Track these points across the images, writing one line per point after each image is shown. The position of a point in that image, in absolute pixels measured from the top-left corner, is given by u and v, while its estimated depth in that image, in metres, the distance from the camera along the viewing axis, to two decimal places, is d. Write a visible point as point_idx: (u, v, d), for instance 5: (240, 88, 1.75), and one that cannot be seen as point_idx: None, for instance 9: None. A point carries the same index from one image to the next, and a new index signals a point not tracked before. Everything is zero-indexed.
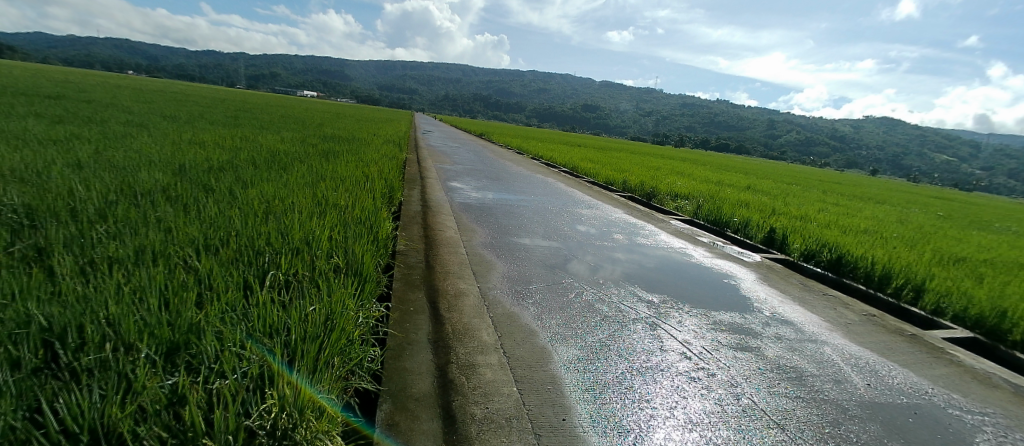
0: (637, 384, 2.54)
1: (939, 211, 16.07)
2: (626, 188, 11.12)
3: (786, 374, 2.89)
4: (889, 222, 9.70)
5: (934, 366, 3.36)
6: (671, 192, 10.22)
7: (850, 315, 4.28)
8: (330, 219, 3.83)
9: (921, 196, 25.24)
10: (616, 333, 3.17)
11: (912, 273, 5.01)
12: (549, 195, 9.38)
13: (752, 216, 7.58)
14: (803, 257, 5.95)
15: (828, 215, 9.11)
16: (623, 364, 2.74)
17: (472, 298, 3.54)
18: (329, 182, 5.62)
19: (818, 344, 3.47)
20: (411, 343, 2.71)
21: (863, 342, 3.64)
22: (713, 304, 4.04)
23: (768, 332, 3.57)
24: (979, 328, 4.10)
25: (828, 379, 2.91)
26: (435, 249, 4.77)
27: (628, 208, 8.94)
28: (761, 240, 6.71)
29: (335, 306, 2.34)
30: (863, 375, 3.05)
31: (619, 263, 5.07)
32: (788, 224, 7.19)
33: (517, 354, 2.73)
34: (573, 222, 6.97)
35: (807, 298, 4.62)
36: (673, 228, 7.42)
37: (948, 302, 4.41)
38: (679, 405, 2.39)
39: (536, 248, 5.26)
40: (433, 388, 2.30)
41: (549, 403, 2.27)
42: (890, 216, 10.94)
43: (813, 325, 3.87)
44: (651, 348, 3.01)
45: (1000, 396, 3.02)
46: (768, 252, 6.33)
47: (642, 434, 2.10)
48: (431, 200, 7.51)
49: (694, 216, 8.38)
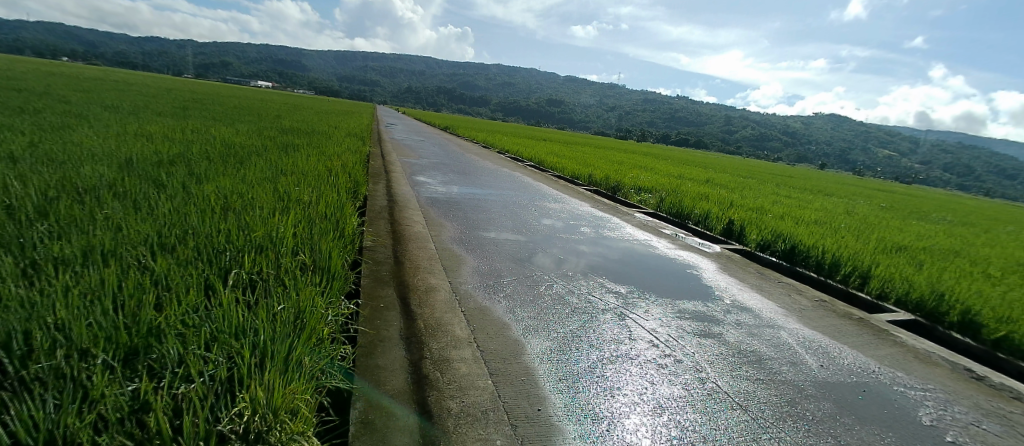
0: (609, 372, 2.60)
1: (884, 203, 17.16)
2: (591, 182, 11.26)
3: (746, 358, 3.03)
4: (838, 213, 10.27)
5: (880, 347, 3.60)
6: (634, 185, 10.46)
7: (803, 301, 4.52)
8: (293, 215, 3.71)
9: (862, 188, 26.94)
10: (586, 323, 3.24)
11: (859, 260, 5.35)
12: (516, 189, 9.38)
13: (712, 209, 7.84)
14: (759, 247, 6.23)
15: (782, 208, 9.55)
16: (594, 353, 2.80)
17: (443, 293, 3.51)
18: (290, 177, 5.44)
19: (774, 329, 3.65)
20: (383, 340, 2.67)
21: (816, 326, 3.86)
22: (678, 293, 4.19)
23: (728, 318, 3.73)
24: (920, 311, 4.45)
25: (785, 361, 3.07)
26: (403, 243, 4.72)
27: (594, 201, 9.09)
28: (720, 231, 6.97)
29: (304, 304, 2.28)
30: (816, 356, 3.24)
31: (585, 256, 5.15)
32: (745, 216, 7.51)
33: (491, 348, 2.73)
34: (541, 216, 7.00)
35: (764, 286, 4.84)
36: (638, 221, 7.58)
37: (892, 287, 4.76)
38: (648, 390, 2.47)
39: (504, 242, 5.25)
40: (406, 384, 2.27)
41: (524, 394, 2.29)
42: (838, 208, 11.62)
43: (769, 311, 4.07)
44: (619, 337, 3.09)
45: (939, 373, 3.29)
46: (727, 243, 6.58)
47: (614, 421, 2.16)
48: (397, 195, 7.38)
49: (657, 208, 8.59)
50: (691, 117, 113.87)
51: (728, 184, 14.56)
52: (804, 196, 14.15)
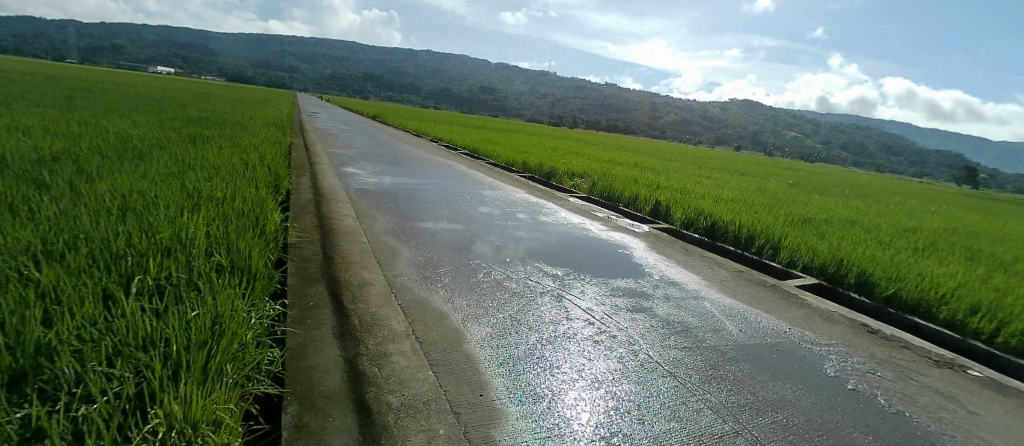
0: (548, 352, 2.65)
1: (790, 180, 18.84)
2: (525, 168, 11.35)
3: (675, 328, 3.21)
4: (751, 191, 11.15)
5: (790, 309, 3.97)
6: (567, 170, 10.69)
7: (723, 273, 4.86)
8: (206, 213, 3.41)
9: (771, 168, 29.36)
10: (525, 307, 3.28)
11: (770, 233, 5.85)
12: (451, 178, 9.26)
13: (640, 191, 8.20)
14: (684, 225, 6.61)
15: (703, 188, 10.20)
16: (533, 335, 2.84)
17: (377, 287, 3.39)
18: (200, 172, 4.99)
19: (699, 300, 3.90)
20: (315, 340, 2.54)
21: (735, 295, 4.18)
22: (611, 273, 4.35)
23: (658, 293, 3.93)
24: (822, 275, 4.96)
25: (710, 329, 3.30)
26: (332, 238, 4.51)
27: (528, 187, 9.18)
28: (649, 212, 7.32)
29: (222, 308, 2.11)
30: (736, 322, 3.51)
31: (522, 241, 5.20)
32: (670, 196, 7.93)
33: (430, 338, 2.69)
34: (477, 204, 6.97)
35: (688, 260, 5.15)
36: (572, 205, 7.76)
37: (798, 255, 5.25)
38: (586, 366, 2.55)
39: (439, 231, 5.17)
40: (342, 383, 2.18)
41: (465, 381, 2.28)
42: (751, 186, 12.60)
43: (694, 283, 4.34)
44: (557, 317, 3.16)
45: (839, 329, 3.69)
46: (655, 222, 6.92)
47: (554, 398, 2.22)
48: (325, 187, 7.03)
49: (589, 192, 8.84)
50: (618, 103, 118.01)
51: (654, 168, 15.30)
52: (721, 177, 15.20)
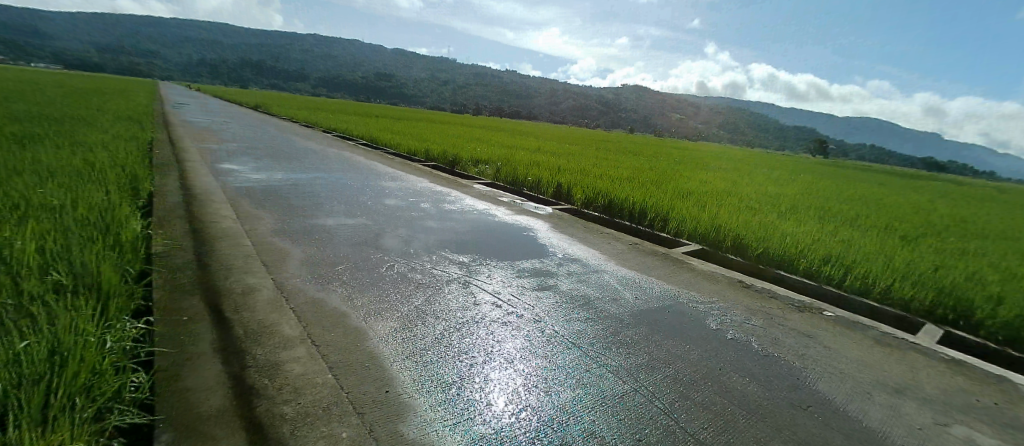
0: (455, 338, 2.62)
1: (676, 158, 20.59)
2: (428, 157, 11.11)
3: (578, 302, 3.36)
4: (643, 169, 12.00)
5: (679, 274, 4.34)
6: (470, 157, 10.65)
7: (620, 246, 5.17)
8: (35, 226, 2.86)
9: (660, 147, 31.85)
10: (431, 296, 3.21)
11: (660, 207, 6.34)
12: (348, 170, 8.76)
13: (542, 175, 8.43)
14: (584, 204, 6.92)
15: (600, 168, 10.76)
16: (440, 324, 2.80)
17: (266, 292, 3.11)
18: (28, 177, 4.17)
19: (599, 273, 4.10)
20: (190, 357, 2.25)
21: (631, 265, 4.47)
22: (516, 255, 4.42)
23: (562, 270, 4.07)
24: (705, 241, 5.49)
25: (610, 299, 3.49)
26: (210, 243, 4.04)
27: (432, 176, 9.00)
28: (551, 194, 7.55)
29: (63, 335, 1.79)
30: (633, 290, 3.76)
31: (426, 231, 5.09)
32: (570, 178, 8.25)
33: (329, 340, 2.52)
34: (377, 196, 6.67)
35: (589, 237, 5.41)
36: (476, 191, 7.76)
37: (684, 225, 5.75)
38: (494, 348, 2.56)
39: (336, 227, 4.87)
40: (227, 400, 1.96)
41: (369, 379, 2.18)
42: (643, 165, 13.56)
43: (594, 258, 4.56)
44: (465, 303, 3.13)
45: (719, 288, 4.11)
46: (557, 203, 7.16)
47: (463, 384, 2.20)
48: (200, 187, 6.28)
49: (494, 178, 8.90)
50: (520, 90, 119.75)
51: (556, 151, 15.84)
52: (617, 157, 16.16)
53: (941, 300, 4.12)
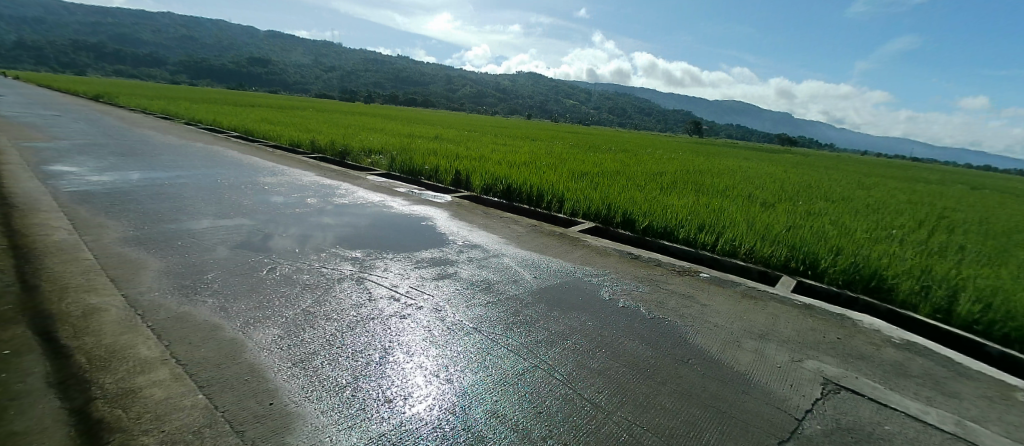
0: (349, 338, 2.50)
1: (571, 142, 21.54)
2: (315, 148, 10.36)
3: (478, 288, 3.39)
4: (540, 153, 12.37)
5: (574, 251, 4.56)
6: (362, 148, 10.14)
7: (519, 229, 5.29)
8: None
9: (555, 132, 33.07)
10: (321, 296, 3.02)
11: (556, 189, 6.59)
12: (220, 166, 7.86)
13: (440, 163, 8.30)
14: (483, 190, 6.95)
15: (498, 154, 10.87)
16: (331, 324, 2.64)
17: (116, 311, 2.68)
18: None
19: (499, 257, 4.16)
20: (12, 398, 1.86)
21: (529, 247, 4.59)
22: (414, 246, 4.31)
23: (461, 257, 4.06)
24: (598, 219, 5.82)
25: (509, 282, 3.57)
26: (36, 260, 3.38)
27: (320, 169, 8.41)
28: (450, 182, 7.47)
29: None
30: (532, 271, 3.87)
31: (315, 227, 4.75)
32: (468, 165, 8.23)
33: (199, 357, 2.25)
34: (256, 194, 6.08)
35: (488, 223, 5.45)
36: (370, 183, 7.41)
37: (578, 205, 6.04)
38: (391, 343, 2.49)
39: (207, 231, 4.35)
40: (65, 440, 1.66)
41: (250, 393, 1.99)
42: (539, 149, 13.98)
43: (494, 243, 4.61)
44: (359, 300, 3.00)
45: (610, 261, 4.39)
46: (456, 191, 7.11)
47: (357, 385, 2.11)
48: (21, 194, 5.21)
49: (389, 168, 8.57)
50: (414, 77, 116.37)
51: (454, 138, 15.70)
52: (516, 143, 16.48)
53: (793, 253, 4.79)
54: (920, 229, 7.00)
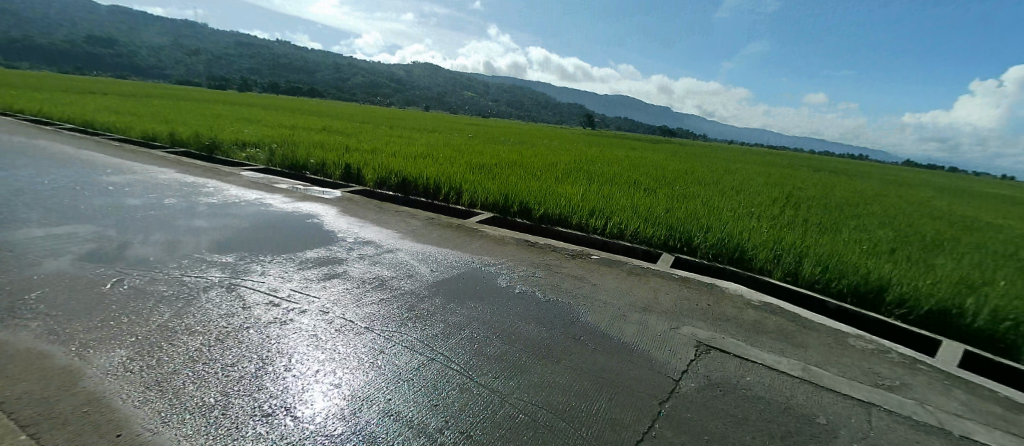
0: (220, 353, 2.29)
1: (469, 134, 21.56)
2: (177, 142, 9.14)
3: (370, 285, 3.27)
4: (436, 145, 12.21)
5: (471, 242, 4.57)
6: (236, 141, 9.16)
7: (415, 222, 5.17)
8: None
9: (453, 123, 32.84)
10: (186, 308, 2.71)
11: (453, 180, 6.56)
12: (48, 165, 6.59)
13: (327, 157, 7.80)
14: (376, 184, 6.68)
15: (392, 146, 10.51)
16: (198, 339, 2.40)
17: None
18: None
19: (393, 252, 4.03)
20: None
21: (425, 240, 4.51)
22: (297, 245, 4.01)
23: (352, 255, 3.87)
24: (495, 209, 5.90)
25: (404, 276, 3.49)
26: None
27: (184, 165, 7.45)
28: (339, 177, 7.06)
29: None
30: (428, 264, 3.82)
31: (177, 231, 4.20)
32: (359, 158, 7.84)
33: (22, 392, 1.89)
34: (99, 196, 5.20)
35: (381, 217, 5.25)
36: (247, 180, 6.74)
37: (475, 196, 6.07)
38: (270, 354, 2.33)
39: (29, 242, 3.62)
40: None
41: (94, 428, 1.74)
42: (436, 141, 13.79)
43: (387, 238, 4.46)
44: (233, 309, 2.74)
45: (507, 249, 4.48)
46: (346, 185, 6.74)
47: (229, 404, 1.95)
48: None
49: (269, 163, 7.86)
50: (298, 64, 107.78)
51: (345, 131, 14.87)
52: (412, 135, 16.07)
53: (671, 233, 5.27)
54: (773, 206, 8.09)
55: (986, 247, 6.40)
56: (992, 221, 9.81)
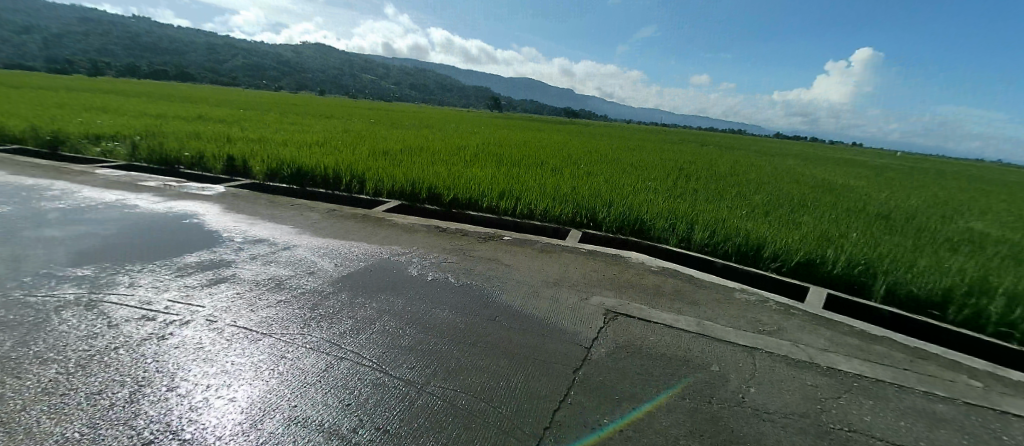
0: (82, 381, 1.98)
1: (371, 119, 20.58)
2: (5, 138, 7.61)
3: (266, 287, 3.01)
4: (334, 132, 11.48)
5: (378, 232, 4.38)
6: (86, 134, 7.85)
7: (314, 215, 4.83)
8: None
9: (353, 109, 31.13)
10: (33, 332, 2.29)
11: (354, 169, 6.22)
12: None
13: (207, 149, 6.99)
14: (267, 177, 6.13)
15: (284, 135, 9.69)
16: (51, 368, 2.04)
17: None
18: None
19: (290, 249, 3.74)
20: None
21: (327, 233, 4.23)
22: (173, 250, 3.55)
23: (242, 256, 3.52)
24: (402, 196, 5.70)
25: (305, 274, 3.25)
26: None
27: (17, 165, 6.23)
28: (223, 170, 6.37)
29: None
30: (331, 259, 3.59)
31: (11, 244, 3.50)
32: (245, 149, 7.13)
33: None
34: None
35: (275, 212, 4.83)
36: (105, 179, 5.82)
37: (380, 184, 5.81)
38: (148, 374, 2.06)
39: None
40: None
41: None
42: (334, 128, 12.98)
43: (283, 235, 4.11)
44: (96, 328, 2.37)
45: (417, 237, 4.36)
46: (232, 179, 6.10)
47: (99, 437, 1.70)
48: None
49: (133, 159, 6.85)
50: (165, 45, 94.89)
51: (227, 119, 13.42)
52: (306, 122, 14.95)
53: (577, 209, 5.48)
54: (667, 180, 8.74)
55: (837, 205, 7.47)
56: (842, 183, 11.46)
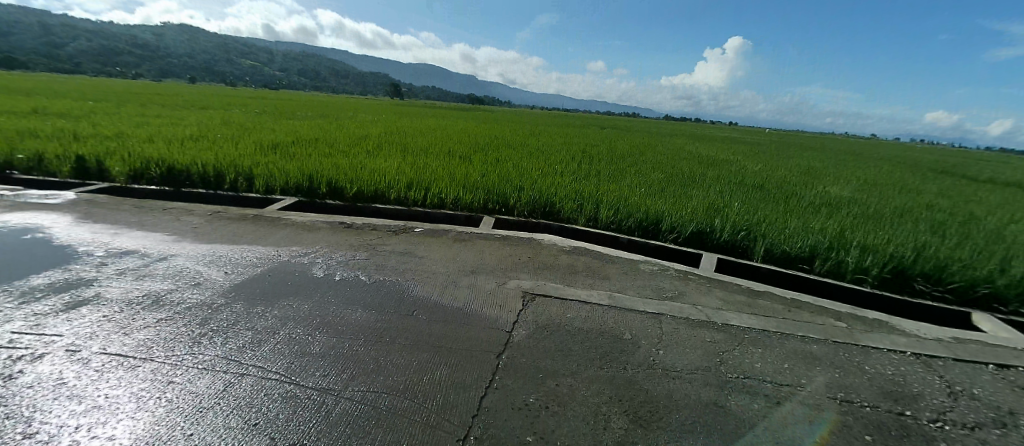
0: None
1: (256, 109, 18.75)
2: None
3: (140, 304, 2.60)
4: (213, 125, 10.27)
5: (275, 233, 4.00)
6: None
7: (195, 219, 4.28)
8: None
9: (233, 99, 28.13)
10: None
11: (240, 166, 5.62)
12: None
13: (46, 149, 5.87)
14: (131, 179, 5.31)
15: (148, 130, 8.46)
16: None
17: None
18: None
19: (167, 259, 3.27)
20: None
21: (213, 238, 3.77)
22: (8, 272, 2.92)
23: (105, 271, 3.01)
24: (300, 192, 5.26)
25: (189, 286, 2.87)
26: None
27: None
28: (71, 174, 5.39)
29: None
30: (220, 266, 3.21)
31: None
32: (99, 148, 6.10)
33: None
34: None
35: (145, 219, 4.20)
36: None
37: (273, 181, 5.31)
38: None
39: None
40: None
41: None
42: (212, 120, 11.61)
43: (157, 244, 3.59)
44: None
45: (320, 235, 4.06)
46: (84, 184, 5.19)
47: None
48: None
49: None
50: None
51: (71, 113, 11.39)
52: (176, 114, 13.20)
53: (487, 196, 5.46)
54: (571, 163, 9.04)
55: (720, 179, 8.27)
56: (722, 158, 12.72)
